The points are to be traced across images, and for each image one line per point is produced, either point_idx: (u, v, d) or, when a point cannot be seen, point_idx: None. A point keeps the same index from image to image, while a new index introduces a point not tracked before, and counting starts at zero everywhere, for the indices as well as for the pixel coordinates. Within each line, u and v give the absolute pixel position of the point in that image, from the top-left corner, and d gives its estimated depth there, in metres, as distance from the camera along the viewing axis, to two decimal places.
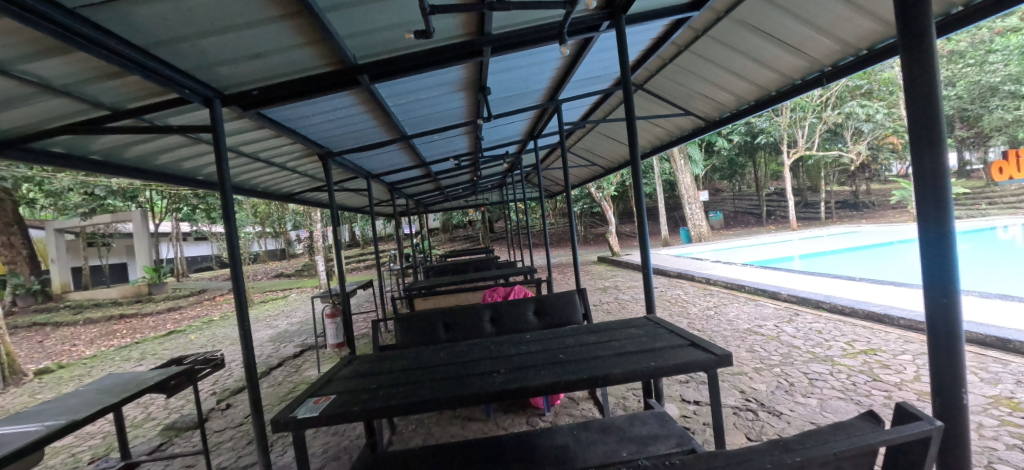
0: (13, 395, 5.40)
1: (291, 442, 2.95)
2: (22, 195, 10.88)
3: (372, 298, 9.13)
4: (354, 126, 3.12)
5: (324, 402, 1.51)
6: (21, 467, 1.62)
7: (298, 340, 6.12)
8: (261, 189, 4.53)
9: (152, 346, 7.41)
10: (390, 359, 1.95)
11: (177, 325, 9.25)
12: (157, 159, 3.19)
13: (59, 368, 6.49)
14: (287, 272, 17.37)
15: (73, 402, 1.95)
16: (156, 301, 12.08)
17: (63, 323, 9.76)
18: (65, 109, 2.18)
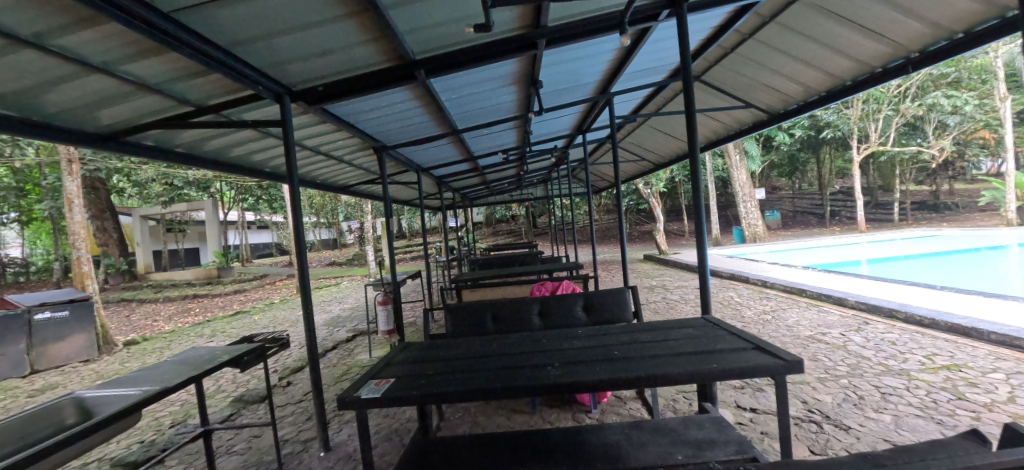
0: (108, 362, 6.10)
1: (347, 421, 3.10)
2: (112, 185, 12.16)
3: (419, 288, 9.42)
4: (408, 120, 3.22)
5: (384, 384, 1.57)
6: (123, 427, 1.81)
7: (350, 325, 6.44)
8: (320, 182, 4.77)
9: (221, 324, 8.09)
10: (443, 347, 2.00)
11: (243, 306, 10.04)
12: (231, 153, 3.45)
13: (144, 339, 7.26)
14: (340, 260, 18.34)
15: (162, 371, 2.15)
16: (224, 283, 13.15)
17: (146, 300, 10.87)
18: (159, 106, 2.41)
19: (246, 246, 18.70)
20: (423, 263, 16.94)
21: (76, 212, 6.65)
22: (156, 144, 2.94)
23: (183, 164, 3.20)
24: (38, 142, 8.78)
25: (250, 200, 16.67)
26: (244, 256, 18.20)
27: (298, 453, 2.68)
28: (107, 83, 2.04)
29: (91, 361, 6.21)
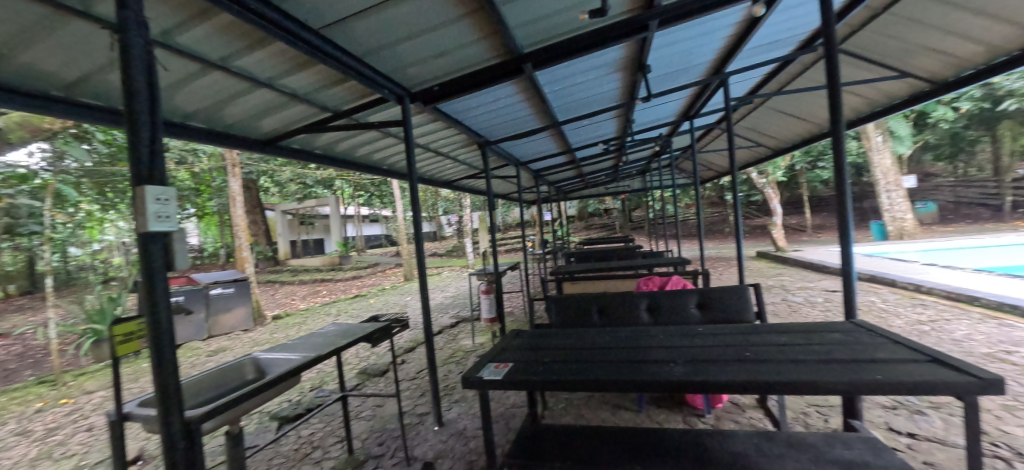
0: (265, 331, 7.42)
1: (458, 400, 3.62)
2: (260, 185, 14.65)
3: (515, 280, 9.76)
4: (512, 115, 3.31)
5: (504, 368, 1.64)
6: (287, 386, 2.19)
7: (454, 312, 6.95)
8: (429, 178, 5.18)
9: (344, 305, 9.33)
10: (554, 337, 2.03)
11: (361, 290, 11.41)
12: (358, 153, 3.94)
13: (287, 314, 8.69)
14: (441, 252, 19.76)
15: (315, 341, 2.54)
16: (345, 269, 15.06)
17: (286, 282, 12.95)
18: (304, 114, 2.85)
19: (361, 238, 21.16)
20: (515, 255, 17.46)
21: (238, 207, 8.07)
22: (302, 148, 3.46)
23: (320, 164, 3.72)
24: (209, 149, 10.81)
25: (365, 196, 18.79)
26: (359, 247, 20.62)
27: (416, 424, 3.30)
28: (271, 96, 2.52)
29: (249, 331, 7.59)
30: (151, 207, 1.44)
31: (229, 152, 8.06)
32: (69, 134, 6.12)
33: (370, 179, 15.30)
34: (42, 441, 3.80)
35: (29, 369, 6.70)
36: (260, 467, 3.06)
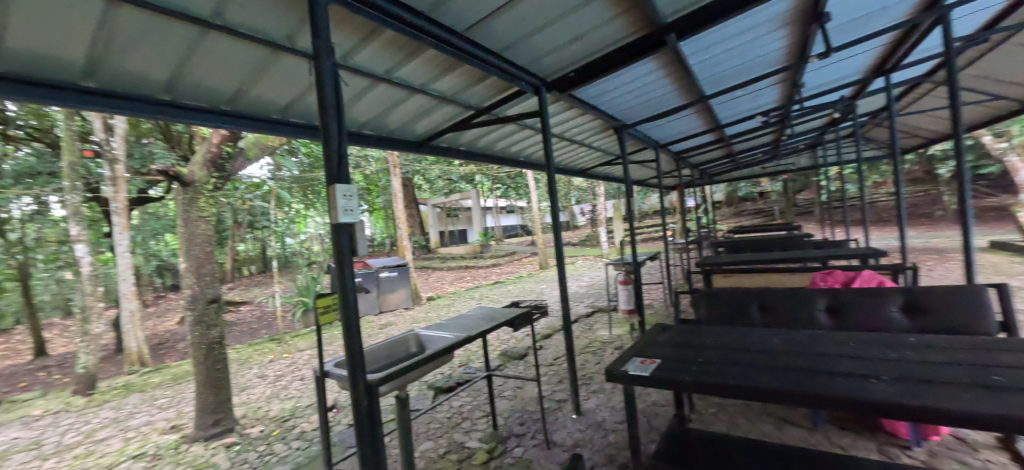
0: (425, 309, 8.71)
1: (595, 391, 3.67)
2: (416, 183, 17.21)
3: (653, 271, 9.35)
4: (650, 93, 3.06)
5: (650, 364, 1.53)
6: (444, 363, 2.48)
7: (589, 302, 7.05)
8: (565, 168, 5.46)
9: (486, 291, 10.24)
10: (706, 334, 1.83)
11: (501, 277, 12.46)
12: (496, 145, 4.46)
13: (439, 296, 9.99)
14: (574, 241, 20.03)
15: (466, 322, 2.81)
16: (487, 257, 16.59)
17: (438, 268, 15.32)
18: (448, 115, 3.42)
19: (498, 228, 22.87)
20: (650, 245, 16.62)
21: (399, 202, 9.42)
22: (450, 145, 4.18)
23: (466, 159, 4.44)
24: (376, 154, 13.16)
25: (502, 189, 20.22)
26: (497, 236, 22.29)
27: (555, 409, 3.47)
28: (428, 102, 3.08)
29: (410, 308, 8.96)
30: (341, 202, 1.77)
31: (391, 156, 9.59)
32: (285, 150, 8.15)
33: (506, 172, 16.41)
34: (277, 382, 5.10)
35: (267, 328, 9.08)
36: (422, 428, 3.61)
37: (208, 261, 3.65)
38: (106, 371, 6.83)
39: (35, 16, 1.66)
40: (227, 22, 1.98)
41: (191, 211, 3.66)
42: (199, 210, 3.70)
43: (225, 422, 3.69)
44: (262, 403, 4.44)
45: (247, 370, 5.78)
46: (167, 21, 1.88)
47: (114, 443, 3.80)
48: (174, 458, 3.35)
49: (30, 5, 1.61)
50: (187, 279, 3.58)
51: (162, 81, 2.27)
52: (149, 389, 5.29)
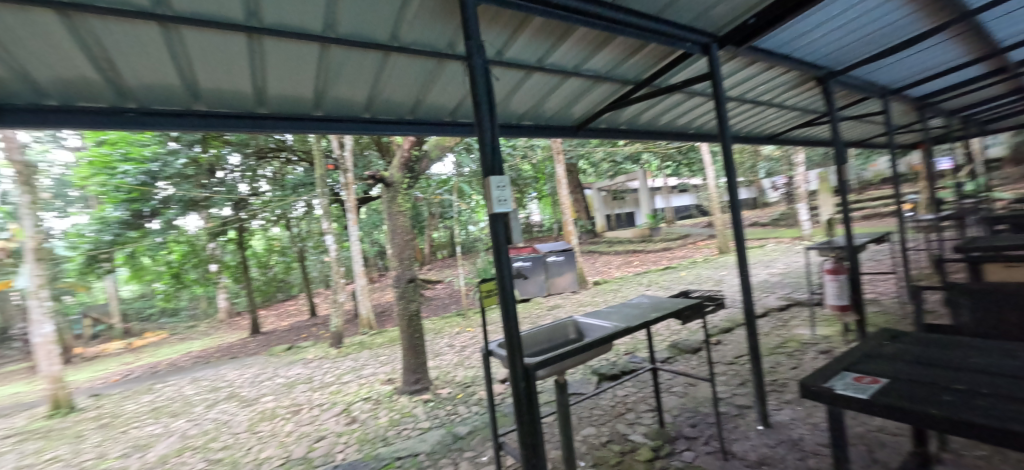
0: (589, 293, 8.85)
1: (788, 401, 3.03)
2: (580, 168, 17.76)
3: (884, 257, 7.22)
4: (867, 24, 2.52)
5: (871, 384, 1.17)
6: (603, 352, 2.47)
7: (783, 293, 5.93)
8: (745, 135, 5.25)
9: (654, 277, 9.69)
10: (971, 353, 1.31)
11: (671, 263, 11.70)
12: (660, 119, 4.51)
13: (604, 281, 9.97)
14: (763, 221, 17.08)
15: (622, 316, 2.78)
16: (656, 241, 15.72)
17: (604, 251, 15.68)
18: (604, 95, 3.54)
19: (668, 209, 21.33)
20: (880, 223, 12.84)
21: (563, 188, 9.71)
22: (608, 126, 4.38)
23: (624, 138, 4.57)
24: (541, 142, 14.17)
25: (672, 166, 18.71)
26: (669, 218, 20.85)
27: (734, 416, 3.02)
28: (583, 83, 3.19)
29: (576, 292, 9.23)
30: (495, 193, 1.86)
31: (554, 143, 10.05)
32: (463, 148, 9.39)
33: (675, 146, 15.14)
34: (462, 351, 5.93)
35: (456, 303, 10.71)
36: (585, 412, 3.63)
37: (406, 248, 4.43)
38: (352, 330, 9.20)
39: (286, 66, 2.39)
40: (402, 42, 2.38)
41: (392, 207, 4.52)
42: (398, 206, 4.55)
43: (422, 381, 4.46)
44: (451, 368, 5.21)
45: (441, 338, 6.92)
46: (361, 52, 2.39)
47: (355, 385, 5.05)
48: (389, 405, 4.23)
49: (283, 59, 2.33)
50: (392, 263, 4.42)
51: (365, 101, 2.94)
52: (377, 347, 6.88)
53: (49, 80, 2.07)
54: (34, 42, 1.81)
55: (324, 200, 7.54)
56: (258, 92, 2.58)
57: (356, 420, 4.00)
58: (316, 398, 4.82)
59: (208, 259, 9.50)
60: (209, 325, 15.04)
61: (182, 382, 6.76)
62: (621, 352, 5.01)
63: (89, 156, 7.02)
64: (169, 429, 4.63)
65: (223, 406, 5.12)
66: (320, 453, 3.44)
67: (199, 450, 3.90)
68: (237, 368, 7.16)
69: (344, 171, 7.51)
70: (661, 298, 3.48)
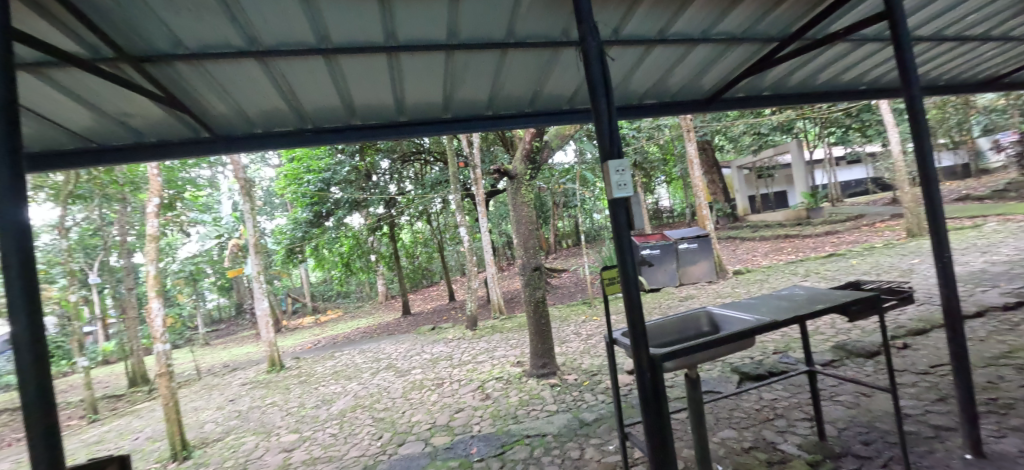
0: (727, 284, 7.98)
1: (1016, 428, 2.29)
2: (715, 144, 16.05)
3: None
4: None
5: None
6: (743, 348, 2.23)
7: (1013, 288, 4.46)
8: (947, 84, 4.21)
9: (814, 266, 8.21)
10: None
11: (838, 249, 9.78)
12: (817, 79, 3.90)
13: (748, 271, 8.84)
14: (983, 192, 12.95)
15: (766, 309, 2.48)
16: (815, 224, 13.26)
17: (747, 238, 13.85)
18: (741, 57, 3.24)
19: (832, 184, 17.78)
20: None
21: (696, 168, 8.90)
22: (749, 94, 3.95)
23: (769, 106, 4.06)
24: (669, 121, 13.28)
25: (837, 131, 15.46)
26: (834, 196, 17.32)
27: (928, 439, 2.42)
28: (714, 48, 2.97)
29: (712, 282, 8.40)
30: (614, 179, 1.82)
31: (684, 120, 9.22)
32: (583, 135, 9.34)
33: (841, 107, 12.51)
34: (587, 340, 5.94)
35: (582, 292, 10.75)
36: (723, 413, 3.32)
37: (530, 237, 4.61)
38: (485, 314, 10.03)
39: (420, 78, 2.70)
40: (518, 37, 2.47)
41: (517, 198, 4.73)
42: (522, 197, 4.75)
43: (549, 366, 4.62)
44: (576, 356, 5.26)
45: (567, 326, 7.04)
46: (481, 52, 2.55)
47: (489, 365, 5.49)
48: (519, 386, 4.50)
49: (417, 72, 2.63)
50: (518, 251, 4.65)
51: (486, 100, 3.15)
52: (506, 332, 7.35)
53: (258, 110, 2.80)
54: (245, 83, 2.50)
55: (457, 195, 8.27)
56: (399, 104, 2.99)
57: (490, 397, 4.36)
58: (455, 374, 5.39)
59: (367, 250, 11.33)
60: (372, 306, 18.01)
61: (355, 352, 8.27)
62: (769, 351, 4.42)
63: (287, 171, 9.49)
64: (348, 389, 5.72)
65: (384, 374, 6.11)
66: (460, 423, 3.86)
67: (368, 409, 4.73)
68: (393, 343, 8.44)
69: (473, 167, 8.15)
70: (821, 289, 2.98)
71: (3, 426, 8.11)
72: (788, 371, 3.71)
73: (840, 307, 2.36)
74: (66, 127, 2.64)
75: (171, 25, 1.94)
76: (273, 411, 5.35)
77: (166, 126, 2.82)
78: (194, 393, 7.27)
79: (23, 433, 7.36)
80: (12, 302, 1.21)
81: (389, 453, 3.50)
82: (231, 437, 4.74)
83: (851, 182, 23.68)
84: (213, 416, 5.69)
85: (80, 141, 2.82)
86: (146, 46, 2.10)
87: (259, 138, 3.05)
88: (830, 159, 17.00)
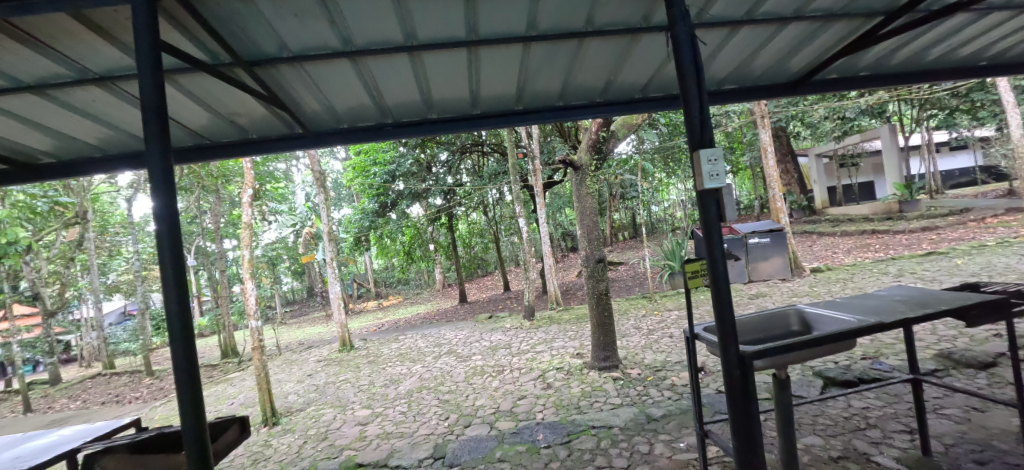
0: (803, 283, 7.43)
1: None
2: (790, 130, 14.91)
3: None
4: None
5: None
6: (844, 350, 2.01)
7: None
8: None
9: (909, 265, 7.39)
10: None
11: (938, 247, 8.73)
12: (925, 57, 3.49)
13: (828, 269, 8.15)
14: None
15: (863, 310, 2.27)
16: (909, 218, 11.90)
17: (826, 233, 12.72)
18: (838, 36, 2.97)
19: (930, 174, 15.80)
20: None
21: (769, 157, 8.31)
22: (842, 76, 3.61)
23: (864, 88, 3.68)
24: (739, 107, 12.52)
25: (939, 113, 13.68)
26: (932, 187, 15.39)
27: None
28: (807, 26, 2.73)
29: (787, 280, 7.85)
30: (706, 168, 1.71)
31: (758, 106, 8.63)
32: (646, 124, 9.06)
33: (945, 86, 11.05)
34: (649, 335, 5.82)
35: (640, 286, 10.50)
36: (806, 419, 3.12)
37: (594, 229, 4.57)
38: (541, 304, 10.12)
39: (496, 70, 2.74)
40: (597, 26, 2.42)
41: (582, 188, 4.69)
42: (587, 188, 4.71)
43: (612, 359, 4.59)
44: (638, 350, 5.18)
45: (627, 319, 6.94)
46: (558, 43, 2.54)
47: (548, 355, 5.55)
48: (581, 377, 4.51)
49: (494, 65, 2.68)
50: (582, 243, 4.63)
51: (558, 91, 3.14)
52: (564, 323, 7.37)
53: (346, 106, 2.99)
54: (337, 81, 2.67)
55: (516, 187, 8.34)
56: (474, 97, 3.06)
57: (552, 386, 4.41)
58: (515, 362, 5.51)
59: (426, 240, 11.79)
60: (429, 293, 18.75)
61: (417, 337, 8.68)
62: (857, 356, 4.08)
63: (355, 164, 10.33)
64: (414, 371, 6.04)
65: (446, 358, 6.38)
66: (523, 410, 3.95)
67: (433, 391, 4.98)
68: (452, 330, 8.75)
69: (532, 158, 8.21)
70: (932, 291, 2.69)
71: (126, 385, 9.48)
72: (883, 379, 3.42)
73: (958, 311, 2.09)
74: (188, 128, 2.99)
75: (279, 31, 2.12)
76: (347, 387, 5.79)
77: (266, 123, 3.10)
78: (278, 367, 8.06)
79: (142, 392, 8.56)
80: (166, 278, 1.44)
81: (457, 433, 3.66)
82: (312, 408, 5.19)
83: (954, 171, 20.90)
84: (295, 388, 6.27)
85: (198, 139, 3.19)
86: (256, 52, 2.30)
87: (346, 133, 3.27)
88: (928, 146, 15.11)
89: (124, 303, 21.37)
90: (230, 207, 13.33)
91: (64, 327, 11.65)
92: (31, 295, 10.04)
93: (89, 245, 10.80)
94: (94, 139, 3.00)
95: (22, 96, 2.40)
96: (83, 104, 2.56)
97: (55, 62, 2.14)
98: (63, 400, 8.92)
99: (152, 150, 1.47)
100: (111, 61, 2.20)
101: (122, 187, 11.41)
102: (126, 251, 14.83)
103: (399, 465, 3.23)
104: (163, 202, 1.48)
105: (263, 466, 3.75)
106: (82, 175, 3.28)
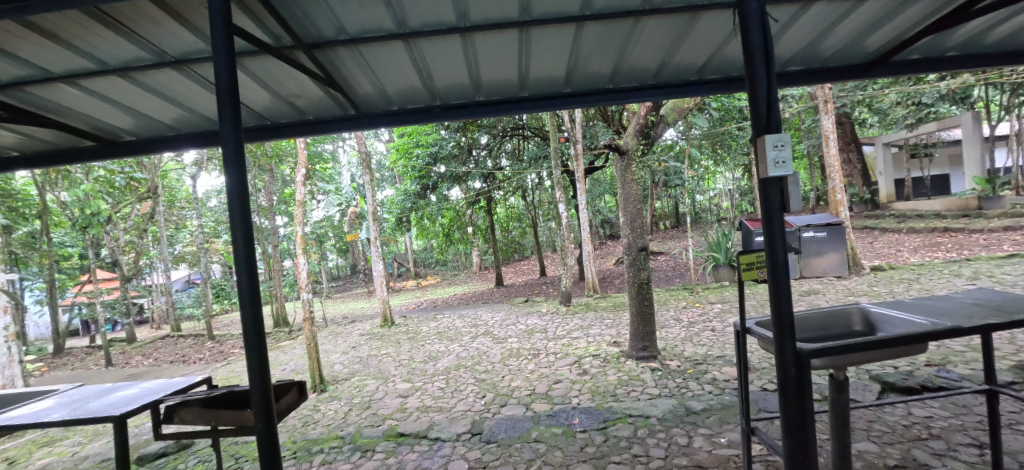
0: (860, 281, 6.97)
1: None
2: (854, 117, 13.84)
3: None
4: None
5: None
6: (915, 353, 1.87)
7: None
8: None
9: (988, 267, 6.73)
10: None
11: (1020, 249, 7.97)
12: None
13: (891, 267, 7.58)
14: None
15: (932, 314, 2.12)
16: (989, 215, 10.77)
17: (890, 229, 11.82)
18: (926, 10, 2.66)
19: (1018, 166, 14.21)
20: None
21: (830, 146, 7.73)
22: (925, 56, 3.26)
23: (950, 70, 3.31)
24: (798, 91, 11.75)
25: None
26: None
27: None
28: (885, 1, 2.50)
29: (843, 278, 7.40)
30: (770, 154, 1.54)
31: (821, 90, 8.00)
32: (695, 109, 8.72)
33: None
34: (690, 327, 5.67)
35: (681, 277, 10.22)
36: (861, 424, 2.97)
37: (637, 216, 4.45)
38: (578, 291, 10.12)
39: (546, 51, 2.69)
40: (654, 4, 2.32)
41: (626, 174, 4.58)
42: (631, 173, 4.59)
43: (650, 349, 4.53)
44: (678, 342, 5.07)
45: (667, 310, 6.81)
46: (612, 23, 2.46)
47: (584, 342, 5.55)
48: (617, 366, 4.49)
49: (545, 46, 2.64)
50: (625, 231, 4.54)
51: (610, 73, 3.06)
52: (601, 311, 7.34)
53: (397, 89, 3.06)
54: (391, 64, 2.72)
55: (557, 171, 8.29)
56: (523, 79, 3.04)
57: (587, 373, 4.42)
58: (550, 347, 5.55)
59: (464, 223, 11.93)
60: (466, 275, 19.15)
61: (454, 316, 8.92)
62: (920, 362, 3.81)
63: (399, 146, 10.54)
64: (451, 349, 6.23)
65: (482, 339, 6.52)
66: (559, 394, 3.99)
67: (470, 369, 5.12)
68: (489, 311, 8.94)
69: (574, 142, 8.14)
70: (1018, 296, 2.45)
71: (191, 347, 10.37)
72: (951, 388, 3.18)
73: None
74: (252, 108, 3.16)
75: (338, 14, 2.17)
76: (388, 361, 6.07)
77: (322, 105, 3.23)
78: (325, 338, 8.59)
79: (204, 354, 9.37)
80: (238, 252, 1.55)
81: (493, 412, 3.76)
82: (356, 378, 5.49)
83: None
84: (340, 358, 6.64)
85: (260, 120, 3.36)
86: (317, 35, 2.37)
87: (397, 115, 3.36)
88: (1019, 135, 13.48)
89: (189, 272, 23.36)
90: (281, 186, 14.16)
91: (137, 291, 12.89)
92: (112, 262, 11.12)
93: (158, 217, 11.79)
94: (168, 119, 3.24)
95: (108, 78, 2.62)
96: (160, 86, 2.76)
97: (136, 46, 2.30)
98: (138, 358, 9.91)
99: (226, 129, 1.56)
100: (185, 45, 2.34)
101: (188, 166, 12.33)
102: (190, 224, 16.08)
103: (438, 437, 3.37)
104: (233, 178, 1.57)
105: (313, 428, 4.02)
106: (156, 152, 3.54)
